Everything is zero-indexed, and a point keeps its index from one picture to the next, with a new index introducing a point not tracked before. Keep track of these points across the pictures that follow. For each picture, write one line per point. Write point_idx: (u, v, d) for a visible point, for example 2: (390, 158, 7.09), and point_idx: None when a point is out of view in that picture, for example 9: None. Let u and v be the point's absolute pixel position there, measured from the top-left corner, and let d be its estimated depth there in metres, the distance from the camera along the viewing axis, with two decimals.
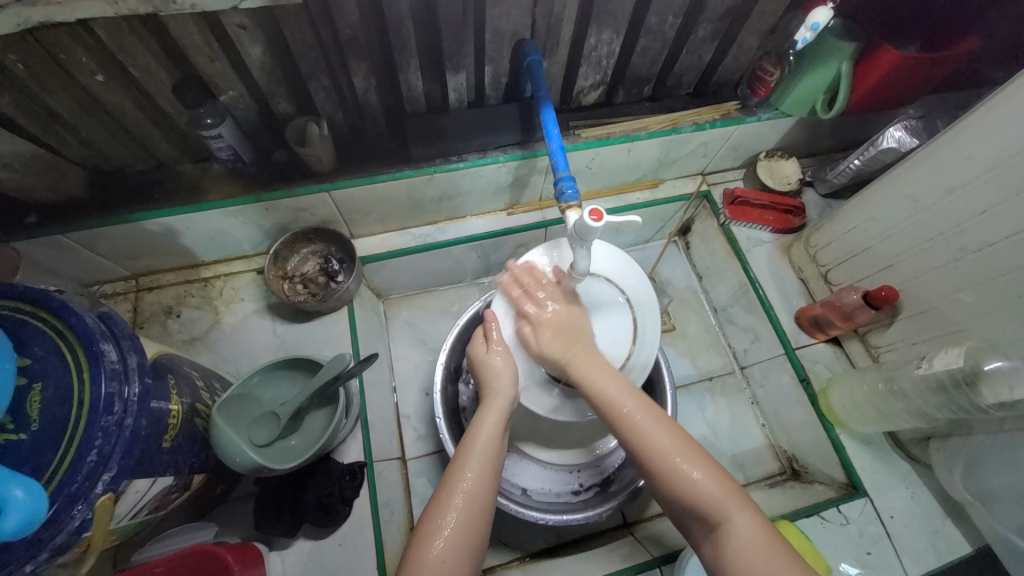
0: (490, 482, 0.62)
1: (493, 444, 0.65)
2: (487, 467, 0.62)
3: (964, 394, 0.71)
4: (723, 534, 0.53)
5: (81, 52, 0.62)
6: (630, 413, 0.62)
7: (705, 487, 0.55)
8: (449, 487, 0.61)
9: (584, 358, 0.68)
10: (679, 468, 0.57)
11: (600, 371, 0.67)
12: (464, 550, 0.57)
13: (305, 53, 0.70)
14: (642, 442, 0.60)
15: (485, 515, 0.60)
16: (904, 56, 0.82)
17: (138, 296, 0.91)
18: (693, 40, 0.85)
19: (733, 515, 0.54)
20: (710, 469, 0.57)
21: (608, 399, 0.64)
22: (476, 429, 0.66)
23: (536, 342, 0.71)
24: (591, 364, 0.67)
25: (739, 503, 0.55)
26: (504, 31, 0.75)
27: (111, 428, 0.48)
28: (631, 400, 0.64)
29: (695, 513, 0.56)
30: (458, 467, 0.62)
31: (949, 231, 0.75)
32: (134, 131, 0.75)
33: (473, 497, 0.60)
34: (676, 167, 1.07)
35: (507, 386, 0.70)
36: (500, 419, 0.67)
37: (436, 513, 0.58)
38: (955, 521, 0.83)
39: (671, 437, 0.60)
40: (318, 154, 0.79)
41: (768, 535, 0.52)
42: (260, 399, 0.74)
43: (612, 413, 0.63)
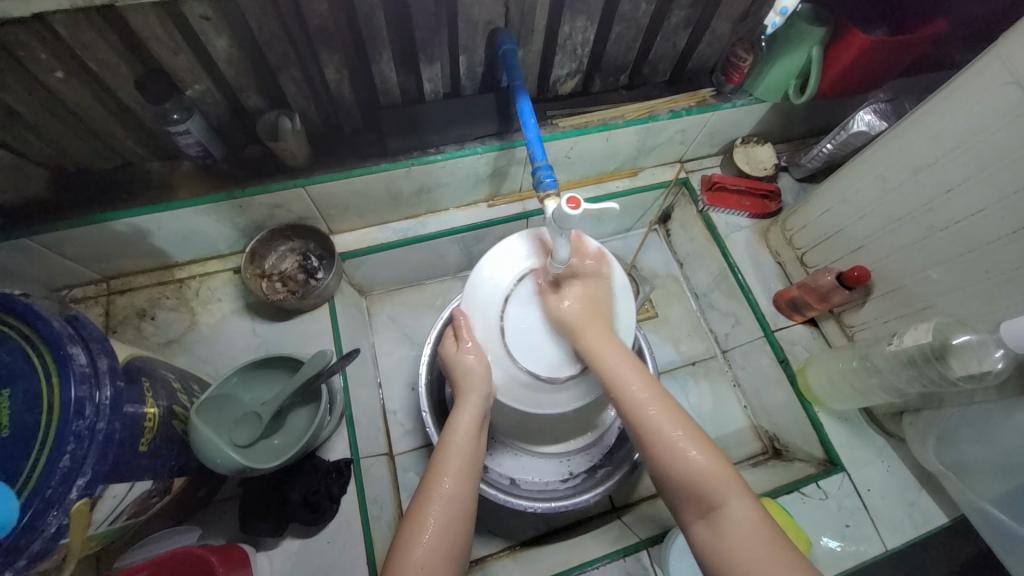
0: (468, 482, 0.63)
1: (469, 444, 0.65)
2: (464, 467, 0.63)
3: (934, 368, 0.74)
4: (719, 522, 0.55)
5: (39, 48, 0.60)
6: (634, 392, 0.63)
7: (704, 472, 0.56)
8: (428, 491, 0.61)
9: (601, 330, 0.68)
10: (680, 451, 0.58)
11: (612, 344, 0.67)
12: (443, 553, 0.57)
13: (274, 45, 0.68)
14: (644, 424, 0.61)
15: (465, 516, 0.60)
16: (872, 41, 0.83)
17: (110, 300, 0.88)
18: (667, 27, 0.86)
19: (729, 503, 0.55)
20: (710, 453, 0.58)
21: (616, 375, 0.64)
22: (453, 427, 0.66)
23: (557, 303, 0.71)
24: (605, 338, 0.68)
25: (738, 491, 0.56)
26: (477, 20, 0.74)
27: (83, 433, 0.47)
28: (640, 380, 0.64)
29: (691, 499, 0.57)
30: (435, 472, 0.62)
31: (917, 211, 0.77)
32: (98, 129, 0.73)
33: (453, 501, 0.60)
34: (654, 155, 1.08)
35: (480, 382, 0.70)
36: (476, 417, 0.67)
37: (416, 517, 0.59)
38: (929, 491, 0.86)
39: (674, 420, 0.60)
40: (292, 148, 0.78)
41: (763, 523, 0.54)
42: (240, 399, 0.73)
43: (617, 394, 0.64)
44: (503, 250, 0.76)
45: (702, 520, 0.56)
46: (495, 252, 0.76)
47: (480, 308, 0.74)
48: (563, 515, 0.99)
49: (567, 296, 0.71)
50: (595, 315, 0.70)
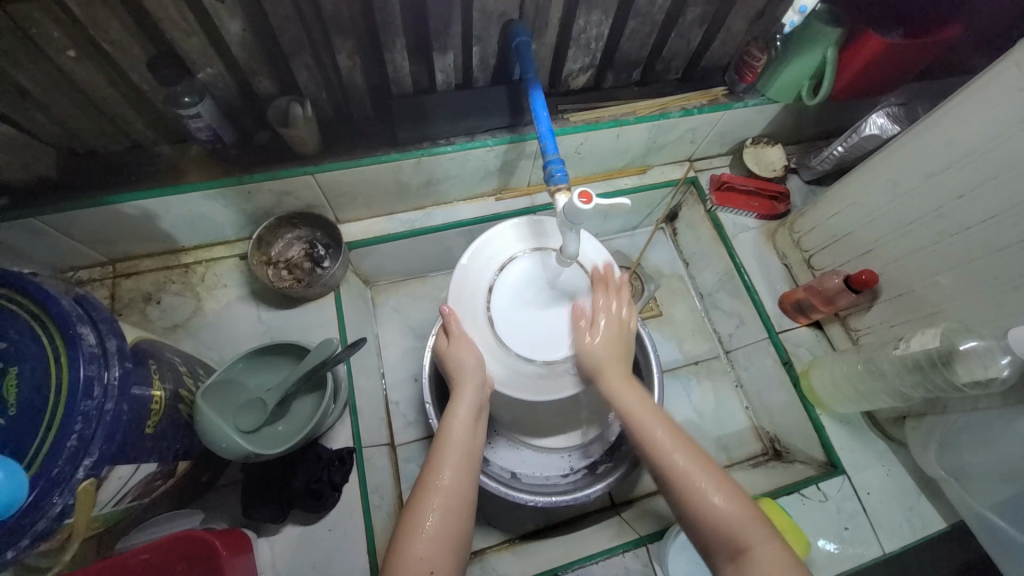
0: (467, 476, 0.63)
1: (466, 438, 0.65)
2: (462, 459, 0.63)
3: (939, 373, 0.74)
4: (747, 564, 0.53)
5: (52, 26, 0.59)
6: (658, 437, 0.63)
7: (729, 515, 0.56)
8: (428, 484, 0.60)
9: (625, 377, 0.69)
10: (703, 495, 0.57)
11: (636, 391, 0.69)
12: (443, 544, 0.57)
13: (287, 30, 0.68)
14: (668, 467, 0.61)
15: (464, 507, 0.60)
16: (888, 43, 0.82)
17: (115, 282, 0.88)
18: (682, 24, 0.85)
19: (758, 545, 0.53)
20: (735, 496, 0.57)
21: (638, 421, 0.65)
22: (449, 421, 0.66)
23: (586, 338, 0.71)
24: (626, 384, 0.69)
25: (764, 534, 0.54)
26: (492, 11, 0.74)
27: (91, 413, 0.47)
28: (663, 427, 0.64)
29: (718, 541, 0.55)
30: (435, 464, 0.62)
31: (928, 216, 0.77)
32: (108, 110, 0.72)
33: (451, 492, 0.60)
34: (664, 153, 1.08)
35: (472, 371, 0.70)
36: (470, 410, 0.67)
37: (415, 510, 0.59)
38: (929, 496, 0.86)
39: (699, 464, 0.60)
40: (302, 135, 0.77)
41: (789, 563, 0.52)
42: (245, 385, 0.73)
43: (642, 444, 0.64)
44: (486, 242, 0.77)
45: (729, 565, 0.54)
46: (479, 243, 0.76)
47: (466, 300, 0.74)
48: (563, 510, 0.99)
49: (597, 331, 0.72)
50: (621, 356, 0.71)
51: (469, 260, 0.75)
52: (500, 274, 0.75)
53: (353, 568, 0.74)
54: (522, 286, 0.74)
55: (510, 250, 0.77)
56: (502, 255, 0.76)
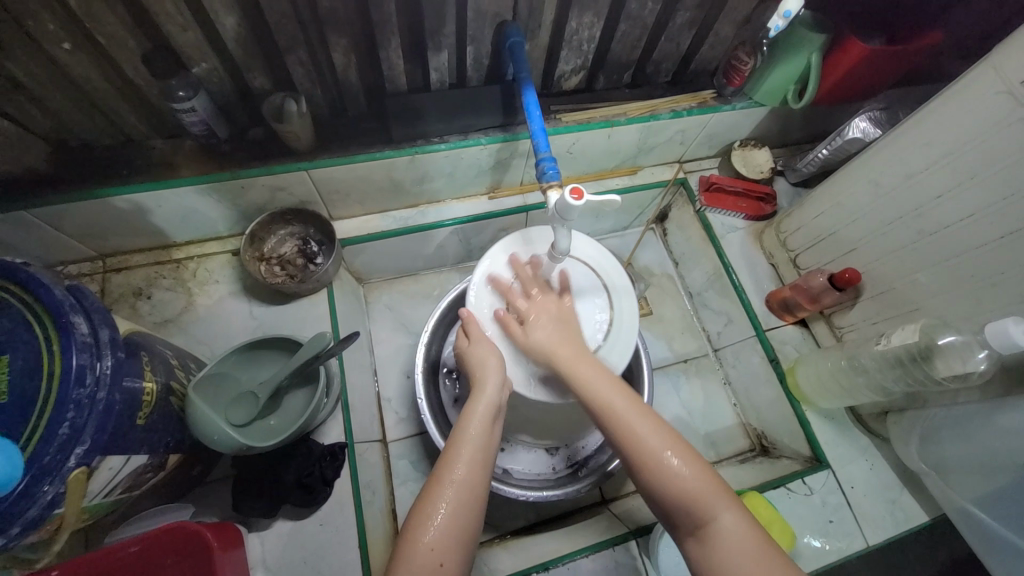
0: (481, 470, 0.62)
1: (484, 433, 0.65)
2: (477, 455, 0.63)
3: (920, 368, 0.76)
4: (709, 536, 0.54)
5: (48, 19, 0.60)
6: (623, 410, 0.63)
7: (691, 486, 0.56)
8: (440, 477, 0.61)
9: (579, 356, 0.68)
10: (664, 464, 0.58)
11: (592, 366, 0.67)
12: (455, 536, 0.57)
13: (283, 27, 0.68)
14: (628, 441, 0.60)
15: (477, 503, 0.60)
16: (870, 50, 0.85)
17: (105, 277, 0.88)
18: (671, 28, 0.87)
19: (717, 517, 0.55)
20: (697, 467, 0.58)
21: (598, 395, 0.64)
22: (467, 417, 0.66)
23: (526, 336, 0.71)
24: (582, 359, 0.68)
25: (727, 503, 0.56)
26: (486, 12, 0.75)
27: (83, 402, 0.47)
28: (622, 396, 0.64)
29: (683, 515, 0.56)
30: (449, 457, 0.63)
31: (908, 215, 0.79)
32: (102, 103, 0.72)
33: (464, 490, 0.60)
34: (655, 154, 1.10)
35: (493, 370, 0.69)
36: (488, 411, 0.66)
37: (426, 502, 0.59)
38: (911, 490, 0.88)
39: (662, 439, 0.60)
40: (297, 131, 0.78)
41: (750, 528, 0.54)
42: (236, 379, 0.73)
43: (601, 413, 0.63)
44: (499, 251, 0.79)
45: (694, 537, 0.56)
46: (486, 259, 0.78)
47: (484, 305, 0.76)
48: (554, 505, 1.00)
49: (533, 325, 0.72)
50: (562, 341, 0.70)
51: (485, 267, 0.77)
52: (517, 278, 0.77)
53: (344, 564, 0.74)
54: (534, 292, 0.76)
55: (522, 255, 0.79)
56: (516, 262, 0.78)
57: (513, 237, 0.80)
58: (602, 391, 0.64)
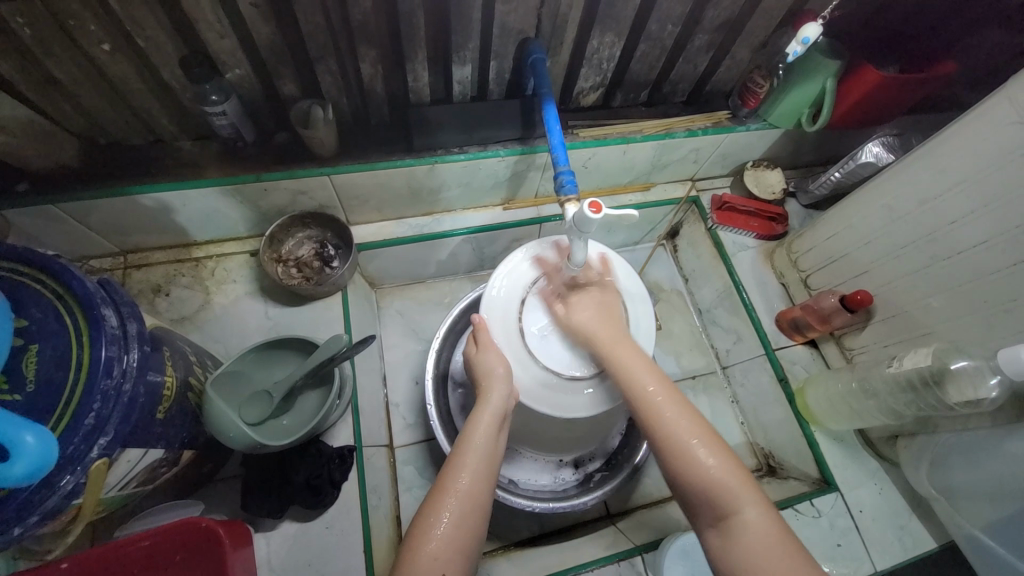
0: (485, 479, 0.62)
1: (489, 442, 0.64)
2: (480, 465, 0.63)
3: (932, 393, 0.76)
4: (730, 530, 0.54)
5: (90, 20, 0.62)
6: (657, 397, 0.63)
7: (716, 477, 0.56)
8: (442, 484, 0.61)
9: (617, 339, 0.69)
10: (691, 454, 0.57)
11: (630, 351, 0.68)
12: (456, 545, 0.57)
13: (315, 36, 0.70)
14: (660, 432, 0.60)
15: (480, 514, 0.60)
16: (885, 76, 0.87)
17: (125, 273, 0.89)
18: (690, 49, 0.89)
19: (741, 514, 0.54)
20: (726, 460, 0.57)
21: (632, 381, 0.65)
22: (472, 427, 0.65)
23: (568, 314, 0.73)
24: (622, 343, 0.69)
25: (753, 498, 0.55)
26: (511, 28, 0.78)
27: (110, 392, 0.48)
28: (657, 383, 0.64)
29: (704, 500, 0.56)
30: (455, 464, 0.63)
31: (921, 240, 0.80)
32: (136, 104, 0.74)
33: (467, 497, 0.60)
34: (668, 172, 1.11)
35: (500, 382, 0.69)
36: (493, 416, 0.66)
37: (429, 509, 0.59)
38: (921, 517, 0.87)
39: (693, 431, 0.59)
40: (321, 137, 0.80)
41: (774, 522, 0.53)
42: (251, 378, 0.74)
43: (634, 398, 0.64)
44: (515, 261, 0.79)
45: (718, 537, 0.54)
46: (502, 268, 0.79)
47: (498, 310, 0.76)
48: (559, 518, 1.00)
49: (577, 308, 0.73)
50: (609, 322, 0.71)
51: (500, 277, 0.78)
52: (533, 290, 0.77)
53: (348, 568, 0.74)
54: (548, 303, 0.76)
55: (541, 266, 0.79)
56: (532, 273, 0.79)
57: (530, 245, 0.81)
58: (639, 376, 0.65)
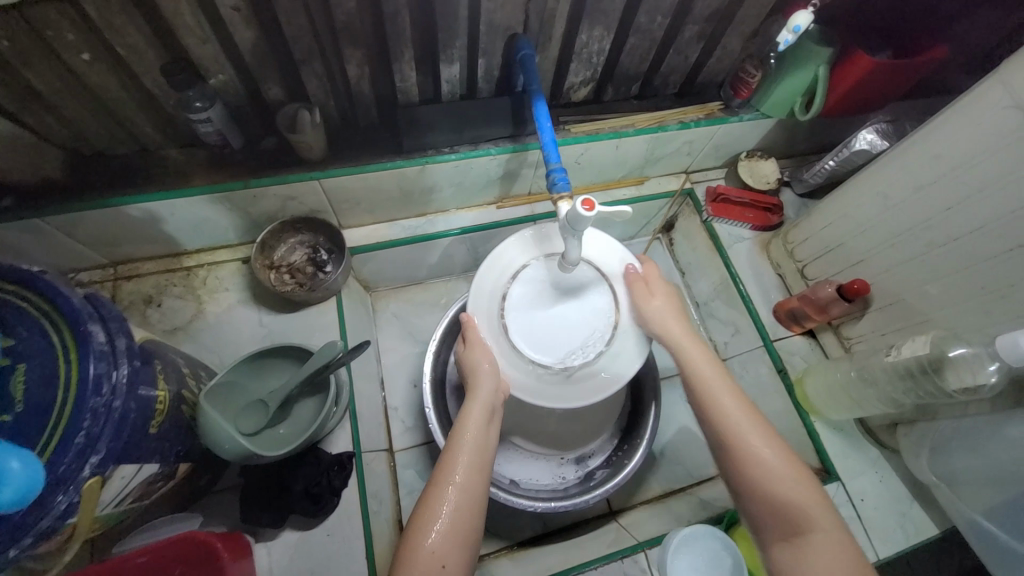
0: (480, 473, 0.62)
1: (481, 435, 0.64)
2: (474, 459, 0.62)
3: (931, 380, 0.75)
4: (805, 547, 0.54)
5: (69, 30, 0.60)
6: (731, 405, 0.64)
7: (792, 492, 0.57)
8: (440, 480, 0.60)
9: (692, 344, 0.70)
10: (767, 466, 0.58)
11: (703, 357, 0.69)
12: (456, 540, 0.56)
13: (300, 40, 0.69)
14: (730, 436, 0.61)
15: (474, 512, 0.59)
16: (877, 63, 0.86)
17: (116, 284, 0.88)
18: (680, 41, 0.88)
19: (816, 530, 0.54)
20: (801, 475, 0.58)
21: (705, 387, 0.66)
22: (463, 421, 0.65)
23: (646, 301, 0.73)
24: (696, 347, 0.70)
25: (827, 517, 0.55)
26: (498, 25, 0.76)
27: (99, 410, 0.47)
28: (731, 391, 0.65)
29: (776, 516, 0.57)
30: (449, 460, 0.62)
31: (917, 227, 0.80)
32: (119, 113, 0.73)
33: (465, 492, 0.59)
34: (662, 165, 1.10)
35: (487, 378, 0.69)
36: (482, 413, 0.66)
37: (429, 505, 0.58)
38: (921, 504, 0.88)
39: (767, 441, 0.60)
40: (310, 142, 0.79)
41: (850, 542, 0.53)
42: (247, 388, 0.74)
43: (707, 403, 0.65)
44: (502, 253, 0.77)
45: (785, 550, 0.55)
46: (489, 261, 0.77)
47: (483, 305, 0.75)
48: (561, 517, 1.00)
49: (654, 296, 0.74)
50: (681, 323, 0.72)
51: (486, 270, 0.76)
52: (516, 280, 0.75)
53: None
54: (533, 293, 0.74)
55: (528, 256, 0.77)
56: (517, 264, 0.77)
57: (524, 232, 0.79)
58: (713, 383, 0.66)
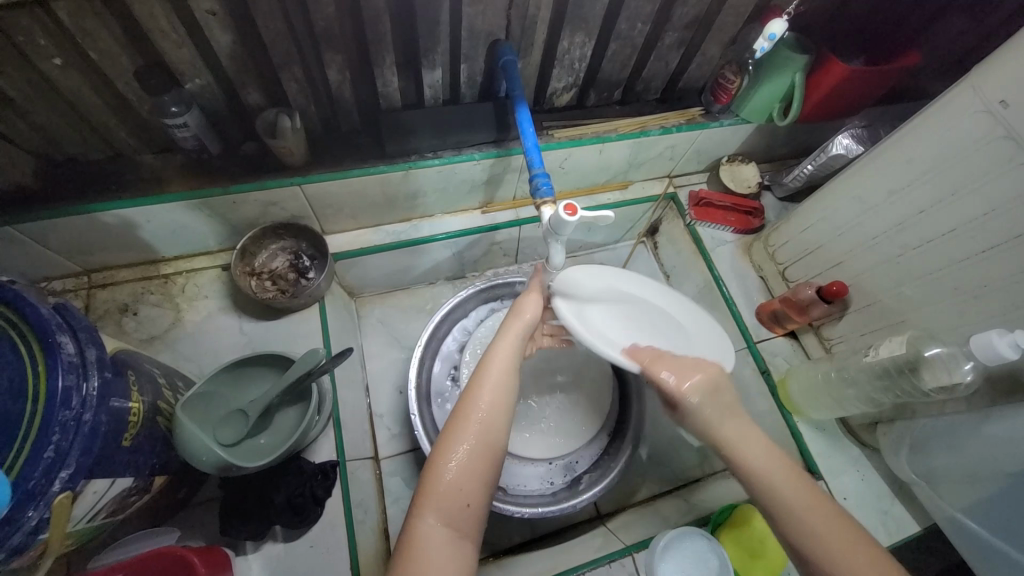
0: (504, 409, 0.61)
1: (508, 375, 0.63)
2: (500, 393, 0.61)
3: (907, 379, 0.77)
4: None
5: (40, 35, 0.59)
6: (793, 498, 0.56)
7: None
8: (464, 414, 0.59)
9: (739, 429, 0.61)
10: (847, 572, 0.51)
11: (757, 442, 0.60)
12: (474, 476, 0.56)
13: (278, 44, 0.68)
14: (800, 533, 0.54)
15: (495, 453, 0.58)
16: (851, 70, 0.88)
17: (90, 293, 0.86)
18: (660, 47, 0.89)
19: None
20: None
21: (761, 475, 0.58)
22: (492, 357, 0.64)
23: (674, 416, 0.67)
24: (745, 429, 0.61)
25: None
26: (480, 31, 0.77)
27: (69, 423, 0.46)
28: (794, 483, 0.57)
29: None
30: (473, 390, 0.61)
31: (892, 230, 0.81)
32: (92, 118, 0.71)
33: (488, 424, 0.59)
34: (645, 170, 1.11)
35: (521, 326, 0.69)
36: (512, 341, 0.67)
37: (448, 443, 0.57)
38: (902, 501, 0.89)
39: (837, 531, 0.53)
40: (290, 147, 0.78)
41: None
42: (226, 397, 0.73)
43: (764, 496, 0.57)
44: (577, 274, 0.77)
45: None
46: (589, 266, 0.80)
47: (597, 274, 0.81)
48: (549, 522, 0.99)
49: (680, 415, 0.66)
50: (721, 411, 0.63)
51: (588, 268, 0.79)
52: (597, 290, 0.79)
53: None
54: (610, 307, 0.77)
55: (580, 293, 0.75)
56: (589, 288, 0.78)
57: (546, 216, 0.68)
58: (769, 472, 0.57)
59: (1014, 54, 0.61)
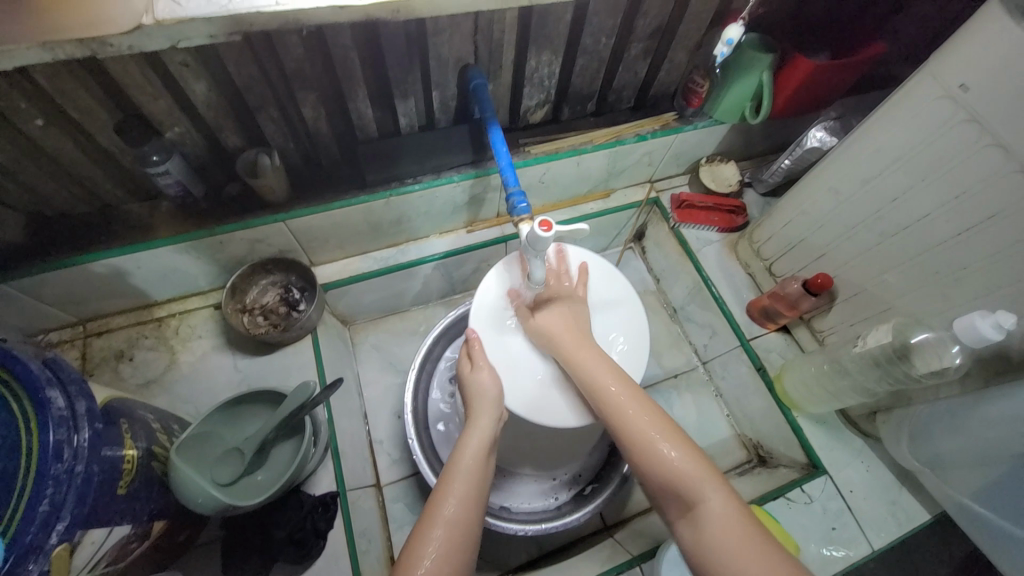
0: (473, 503, 0.61)
1: (476, 464, 0.64)
2: (469, 491, 0.61)
3: (899, 367, 0.77)
4: (697, 518, 0.55)
5: (20, 99, 0.61)
6: (616, 393, 0.65)
7: (682, 470, 0.57)
8: (431, 512, 0.59)
9: (579, 342, 0.70)
10: (652, 443, 0.60)
11: (592, 354, 0.69)
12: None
13: (253, 87, 0.71)
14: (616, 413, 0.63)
15: (467, 549, 0.57)
16: (817, 65, 0.90)
17: (86, 342, 0.87)
18: (627, 59, 0.91)
19: (706, 500, 0.55)
20: (687, 450, 0.59)
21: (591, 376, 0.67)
22: (461, 447, 0.66)
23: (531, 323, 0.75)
24: (581, 345, 0.70)
25: (716, 486, 0.56)
26: (447, 58, 0.78)
27: (62, 476, 0.47)
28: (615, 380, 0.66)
29: (669, 493, 0.57)
30: (441, 493, 0.61)
31: (869, 219, 0.82)
32: (78, 173, 0.73)
33: (457, 522, 0.58)
34: (625, 177, 1.13)
35: (492, 405, 0.70)
36: (485, 434, 0.67)
37: (416, 541, 0.57)
38: (909, 489, 0.88)
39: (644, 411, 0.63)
40: (271, 184, 0.80)
41: (742, 512, 0.54)
42: (221, 437, 0.73)
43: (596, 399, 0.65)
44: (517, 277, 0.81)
45: (686, 522, 0.56)
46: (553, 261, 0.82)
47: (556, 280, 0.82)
48: (555, 537, 0.99)
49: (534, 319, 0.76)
50: (564, 328, 0.72)
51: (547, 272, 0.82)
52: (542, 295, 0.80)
53: None
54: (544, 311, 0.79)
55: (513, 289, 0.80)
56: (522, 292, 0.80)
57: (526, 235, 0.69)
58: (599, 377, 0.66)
59: (965, 40, 0.62)
